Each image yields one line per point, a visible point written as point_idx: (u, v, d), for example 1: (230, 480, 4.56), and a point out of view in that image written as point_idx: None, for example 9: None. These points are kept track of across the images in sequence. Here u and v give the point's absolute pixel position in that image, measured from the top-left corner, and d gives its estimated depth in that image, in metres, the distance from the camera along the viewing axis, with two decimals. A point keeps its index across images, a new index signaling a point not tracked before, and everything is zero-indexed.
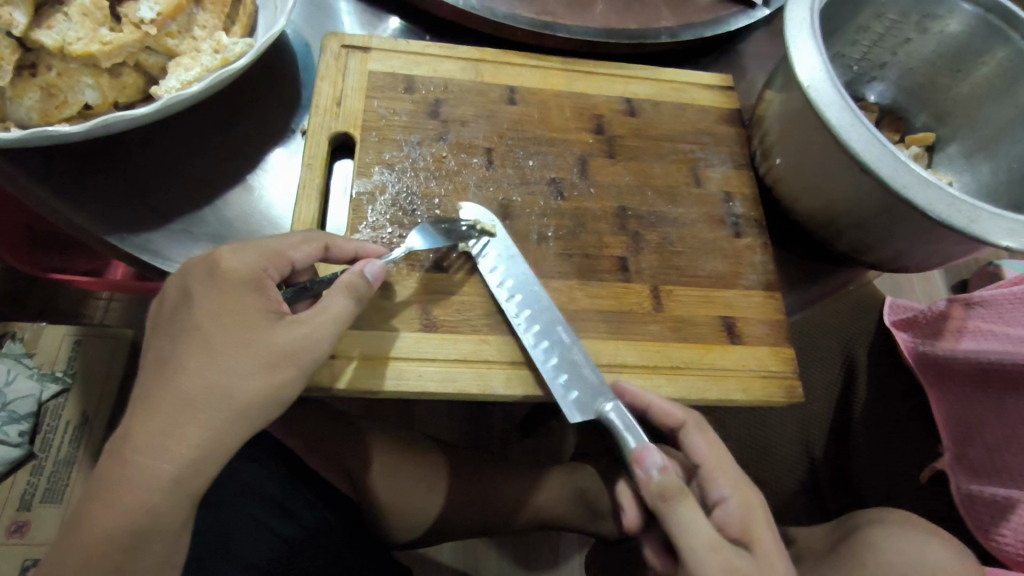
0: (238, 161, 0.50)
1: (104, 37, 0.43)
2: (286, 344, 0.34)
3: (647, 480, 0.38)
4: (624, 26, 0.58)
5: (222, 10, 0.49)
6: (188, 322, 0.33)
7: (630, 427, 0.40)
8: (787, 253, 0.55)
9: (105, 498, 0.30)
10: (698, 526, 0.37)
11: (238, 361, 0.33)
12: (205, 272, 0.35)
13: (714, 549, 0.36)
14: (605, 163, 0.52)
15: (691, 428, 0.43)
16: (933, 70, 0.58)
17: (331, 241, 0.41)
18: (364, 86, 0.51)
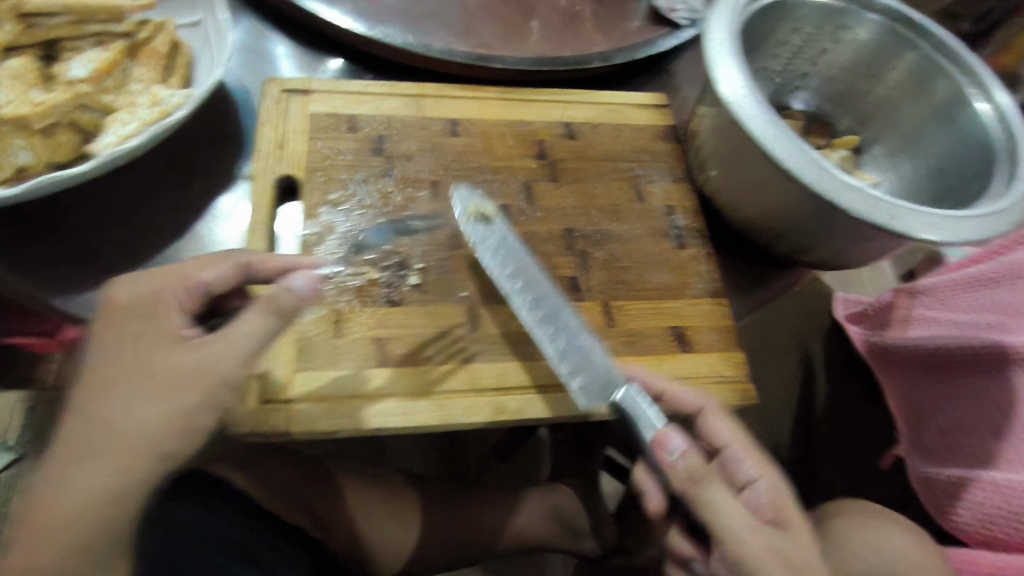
0: (183, 211, 0.50)
1: (34, 99, 0.43)
2: (208, 374, 0.33)
3: (671, 463, 0.37)
4: (558, 53, 0.60)
5: (158, 62, 0.49)
6: (97, 367, 0.33)
7: (646, 412, 0.40)
8: (730, 260, 0.57)
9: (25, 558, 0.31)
10: (729, 504, 0.37)
11: (146, 403, 0.32)
12: (144, 325, 0.34)
13: (753, 526, 0.37)
14: (549, 186, 0.53)
15: (708, 412, 0.44)
16: (851, 77, 0.61)
17: (248, 258, 0.39)
18: (307, 128, 0.52)
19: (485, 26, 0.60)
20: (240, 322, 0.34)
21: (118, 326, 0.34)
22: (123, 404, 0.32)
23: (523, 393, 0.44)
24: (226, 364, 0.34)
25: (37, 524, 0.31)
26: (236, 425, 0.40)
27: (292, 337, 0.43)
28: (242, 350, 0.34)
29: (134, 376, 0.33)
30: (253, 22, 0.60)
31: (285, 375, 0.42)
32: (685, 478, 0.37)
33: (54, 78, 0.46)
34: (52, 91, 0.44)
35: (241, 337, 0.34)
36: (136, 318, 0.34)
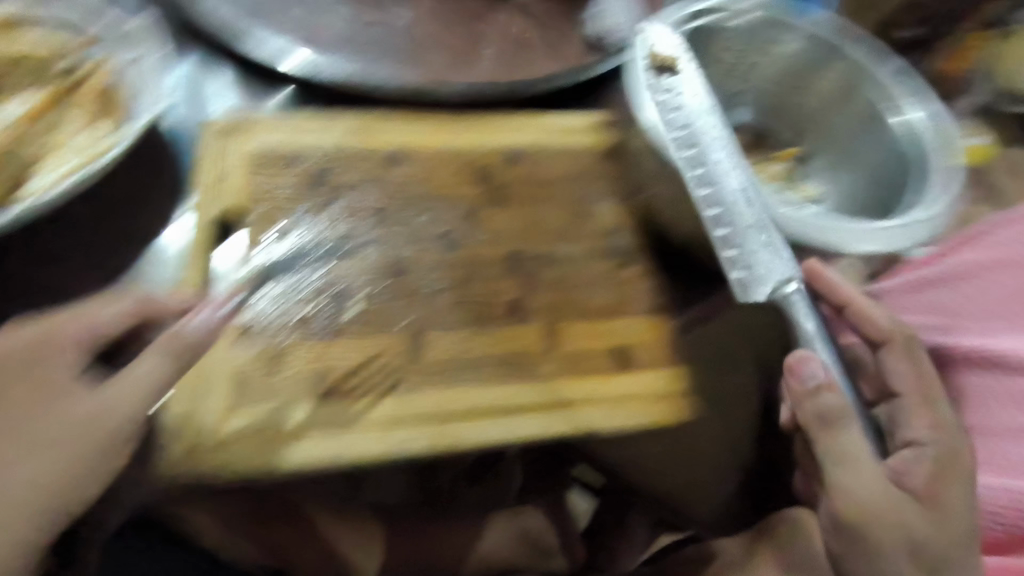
0: (121, 248, 0.50)
1: None
2: (92, 418, 0.38)
3: (811, 391, 0.44)
4: (501, 79, 0.62)
5: (89, 103, 0.49)
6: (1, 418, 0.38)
7: (806, 319, 0.47)
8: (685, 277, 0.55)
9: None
10: (865, 453, 0.44)
11: (44, 452, 0.37)
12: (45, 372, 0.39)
13: (875, 480, 0.43)
14: (493, 211, 0.54)
15: (898, 342, 0.51)
16: (785, 92, 0.63)
17: (144, 296, 0.42)
18: (247, 163, 0.52)
19: (427, 55, 0.62)
20: (134, 362, 0.39)
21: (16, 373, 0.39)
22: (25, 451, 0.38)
23: (462, 420, 0.46)
24: (114, 409, 0.38)
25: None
26: (172, 467, 0.41)
27: (230, 374, 0.44)
28: (131, 387, 0.38)
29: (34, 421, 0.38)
30: (188, 57, 0.59)
31: (221, 414, 0.43)
32: (818, 402, 0.44)
33: None
34: None
35: (136, 378, 0.38)
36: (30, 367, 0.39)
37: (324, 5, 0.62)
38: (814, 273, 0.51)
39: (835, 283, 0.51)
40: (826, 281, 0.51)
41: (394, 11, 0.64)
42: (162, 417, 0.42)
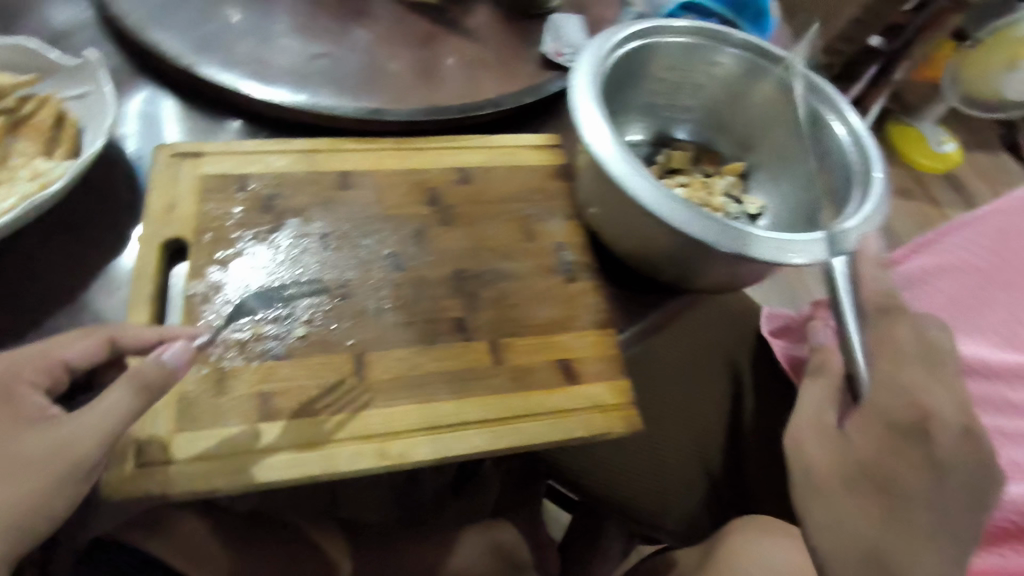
0: (68, 279, 0.50)
1: None
2: (52, 449, 0.37)
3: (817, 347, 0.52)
4: (449, 103, 0.63)
5: (40, 136, 0.51)
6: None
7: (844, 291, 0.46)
8: (630, 288, 0.57)
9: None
10: (812, 398, 0.47)
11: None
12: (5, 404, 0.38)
13: (817, 426, 0.46)
14: (440, 231, 0.55)
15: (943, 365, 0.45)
16: (727, 107, 0.65)
17: (116, 330, 0.43)
18: (196, 190, 0.53)
19: (377, 81, 0.63)
20: (100, 397, 0.38)
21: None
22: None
23: (409, 436, 0.45)
24: (71, 442, 0.37)
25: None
26: (108, 491, 0.40)
27: (174, 398, 0.43)
28: (90, 420, 0.38)
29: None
30: (152, 90, 0.61)
31: (165, 437, 0.42)
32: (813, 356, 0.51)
33: None
34: None
35: (91, 410, 0.38)
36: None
37: (275, 35, 0.64)
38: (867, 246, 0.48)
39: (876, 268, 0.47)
40: (871, 263, 0.48)
41: (343, 39, 0.66)
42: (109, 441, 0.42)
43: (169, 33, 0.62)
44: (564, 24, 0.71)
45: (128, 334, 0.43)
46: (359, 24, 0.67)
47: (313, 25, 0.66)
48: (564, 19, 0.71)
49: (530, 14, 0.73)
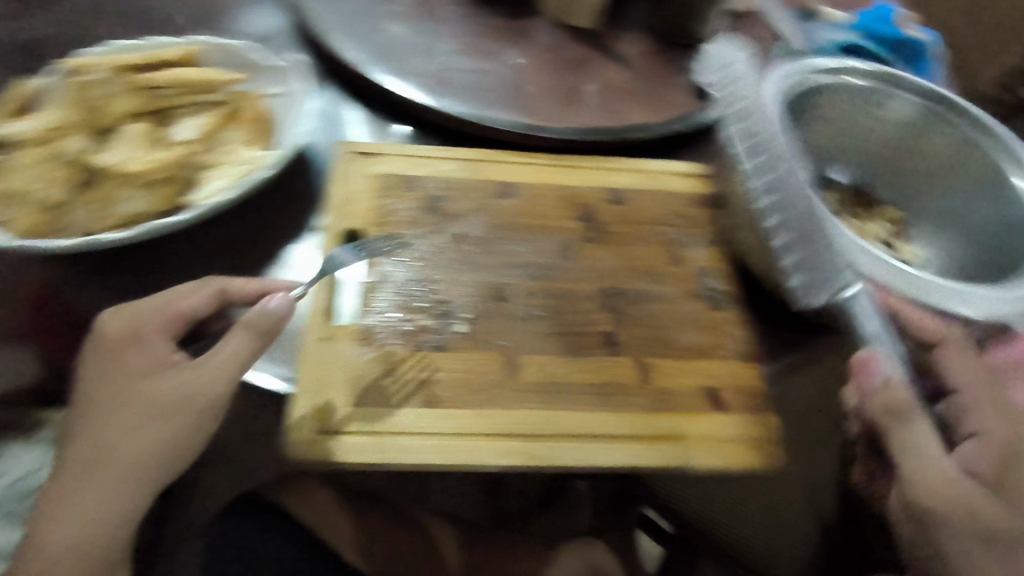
0: (257, 255, 0.54)
1: (149, 158, 0.51)
2: (179, 395, 0.43)
3: (887, 380, 0.43)
4: (604, 124, 0.65)
5: (248, 127, 0.56)
6: (91, 398, 0.43)
7: (867, 321, 0.48)
8: (784, 327, 0.55)
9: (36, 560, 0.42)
10: (931, 453, 0.42)
11: (138, 430, 0.42)
12: (139, 352, 0.44)
13: (944, 482, 0.41)
14: (589, 247, 0.57)
15: (943, 345, 0.48)
16: (892, 154, 0.64)
17: (227, 283, 0.47)
18: (373, 187, 0.58)
19: (536, 99, 0.66)
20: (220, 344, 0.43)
21: (105, 358, 0.44)
22: (112, 428, 0.42)
23: (555, 440, 0.47)
24: (198, 387, 0.43)
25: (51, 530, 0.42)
26: (291, 449, 0.45)
27: (348, 375, 0.48)
28: (217, 367, 0.43)
29: (123, 397, 0.43)
30: (332, 92, 0.67)
31: (340, 409, 0.46)
32: (889, 397, 0.43)
33: (163, 140, 0.53)
34: (162, 151, 0.52)
35: (216, 362, 0.43)
36: (109, 349, 0.44)
37: (446, 51, 0.69)
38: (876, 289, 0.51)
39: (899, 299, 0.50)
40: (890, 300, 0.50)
41: (506, 58, 0.70)
42: (290, 410, 0.46)
43: (354, 42, 0.68)
44: None
45: (236, 285, 0.47)
46: (521, 45, 0.71)
47: (480, 44, 0.71)
48: (717, 49, 0.72)
49: (684, 44, 0.75)
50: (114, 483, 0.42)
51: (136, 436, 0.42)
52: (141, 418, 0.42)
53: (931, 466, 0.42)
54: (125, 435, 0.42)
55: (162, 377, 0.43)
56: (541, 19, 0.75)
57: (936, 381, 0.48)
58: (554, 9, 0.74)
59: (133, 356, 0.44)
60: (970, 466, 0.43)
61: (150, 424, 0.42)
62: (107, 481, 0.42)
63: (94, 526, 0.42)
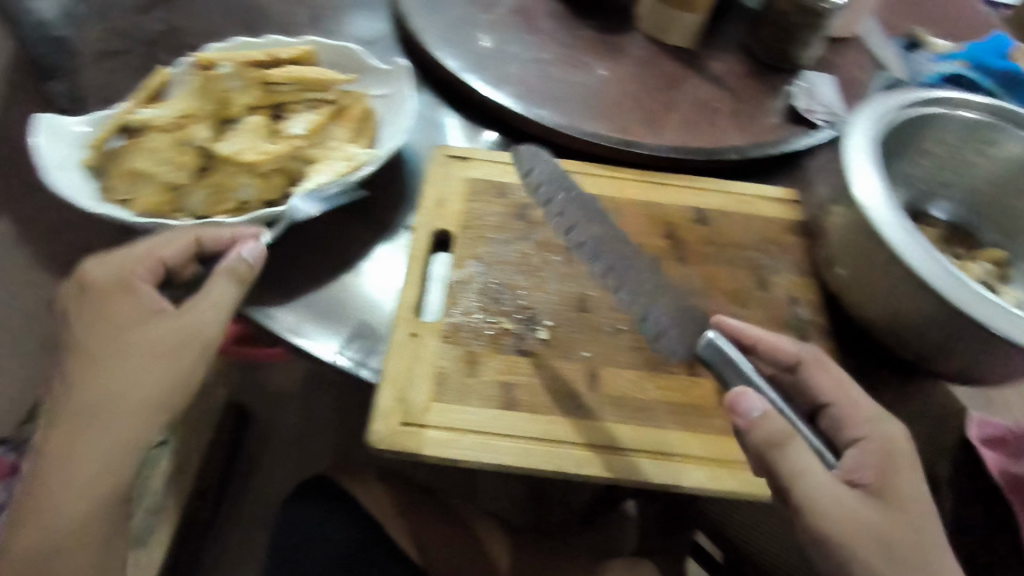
0: (351, 247, 0.57)
1: (263, 149, 0.54)
2: (172, 339, 0.45)
3: (754, 422, 0.40)
4: (696, 145, 0.65)
5: (352, 126, 0.59)
6: (75, 350, 0.45)
7: (742, 363, 0.43)
8: (871, 361, 0.55)
9: (40, 513, 0.44)
10: (813, 472, 0.40)
11: (132, 371, 0.44)
12: (120, 305, 0.46)
13: (836, 500, 0.40)
14: (673, 265, 0.57)
15: (809, 363, 0.48)
16: (1001, 192, 0.61)
17: (203, 232, 0.49)
18: (465, 190, 0.59)
19: (627, 114, 0.67)
20: (206, 290, 0.46)
21: (82, 313, 0.46)
22: (97, 377, 0.44)
23: (632, 455, 0.47)
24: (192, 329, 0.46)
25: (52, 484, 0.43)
26: (375, 440, 0.46)
27: (432, 370, 0.49)
28: (208, 309, 0.46)
29: (106, 348, 0.44)
30: (428, 95, 0.69)
31: (424, 403, 0.48)
32: (768, 430, 0.40)
33: (278, 133, 0.57)
34: (276, 143, 0.56)
35: (205, 306, 0.46)
36: (87, 304, 0.46)
37: (541, 62, 0.70)
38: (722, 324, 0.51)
39: (740, 327, 0.50)
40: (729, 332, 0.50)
41: (599, 73, 0.71)
42: (376, 399, 0.48)
43: (453, 47, 0.70)
44: (818, 85, 0.71)
45: (211, 234, 0.49)
46: (615, 59, 0.72)
47: (573, 57, 0.72)
48: (817, 77, 0.72)
49: (780, 68, 0.74)
50: (111, 430, 0.44)
51: (122, 384, 0.44)
52: (125, 368, 0.44)
53: (815, 485, 0.40)
54: (109, 385, 0.44)
55: (140, 326, 0.45)
56: (636, 34, 0.76)
57: (801, 397, 0.49)
58: (650, 27, 0.75)
59: (111, 307, 0.46)
60: (851, 473, 0.43)
61: (133, 370, 0.44)
62: (105, 429, 0.44)
63: (90, 478, 0.44)
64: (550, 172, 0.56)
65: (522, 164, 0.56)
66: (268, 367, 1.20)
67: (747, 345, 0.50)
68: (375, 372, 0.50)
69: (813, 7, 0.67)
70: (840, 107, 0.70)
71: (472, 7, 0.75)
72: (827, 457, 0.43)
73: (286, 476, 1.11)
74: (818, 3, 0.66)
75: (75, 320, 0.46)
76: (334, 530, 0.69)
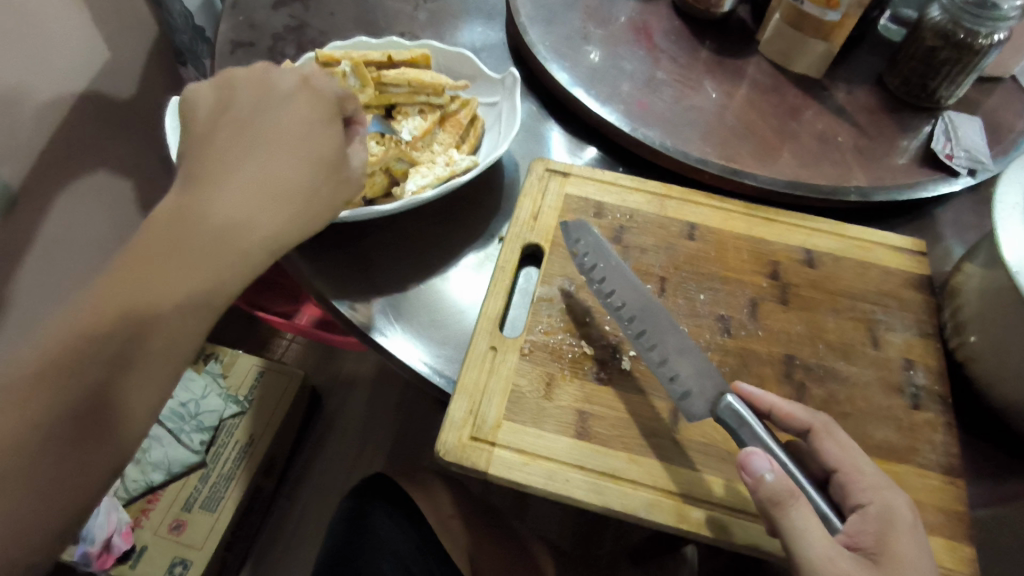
0: (442, 253, 0.57)
1: (373, 152, 0.55)
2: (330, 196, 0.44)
3: (758, 480, 0.37)
4: (813, 181, 0.61)
5: (456, 131, 0.60)
6: (207, 166, 0.40)
7: (753, 424, 0.41)
8: (992, 445, 0.49)
9: (93, 329, 0.34)
10: (815, 531, 0.36)
11: (281, 206, 0.41)
12: (313, 129, 0.44)
13: (832, 559, 0.35)
14: (776, 308, 0.53)
15: (820, 432, 0.43)
16: None
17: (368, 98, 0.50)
18: (561, 207, 0.58)
19: (740, 142, 0.63)
20: (356, 157, 0.48)
21: (206, 140, 0.42)
22: (206, 199, 0.39)
23: (707, 508, 0.44)
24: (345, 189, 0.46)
25: (121, 310, 0.35)
26: (445, 450, 0.45)
27: (508, 387, 0.48)
28: (357, 170, 0.47)
29: (220, 182, 0.40)
30: (535, 106, 0.69)
31: (495, 420, 0.46)
32: (773, 497, 0.37)
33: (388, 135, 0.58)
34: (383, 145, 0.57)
35: (358, 167, 0.48)
36: (221, 131, 0.42)
37: (654, 82, 0.68)
38: (739, 392, 0.45)
39: (754, 392, 0.45)
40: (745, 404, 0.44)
41: (715, 97, 0.67)
42: (449, 409, 0.47)
43: (565, 58, 0.69)
44: (961, 126, 0.64)
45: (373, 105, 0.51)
46: (733, 84, 0.69)
47: (689, 78, 0.69)
48: (961, 119, 0.65)
49: (918, 107, 0.68)
50: (223, 255, 0.38)
51: (238, 208, 0.39)
52: (278, 199, 0.41)
53: (813, 548, 0.35)
54: (249, 206, 0.40)
55: (274, 162, 0.42)
56: (757, 59, 0.72)
57: (813, 466, 0.44)
58: (775, 52, 0.70)
59: (254, 135, 0.42)
60: (850, 537, 0.39)
61: (265, 203, 0.40)
62: (219, 250, 0.38)
63: (176, 311, 0.36)
64: (596, 246, 0.52)
65: (569, 236, 0.53)
66: (344, 353, 1.24)
67: (760, 412, 0.45)
68: (450, 381, 0.50)
69: (970, 43, 0.59)
70: (984, 152, 0.63)
71: (588, 20, 0.74)
72: (831, 521, 0.39)
73: (346, 464, 1.13)
74: (975, 39, 0.59)
75: (199, 142, 0.42)
76: (391, 538, 0.67)
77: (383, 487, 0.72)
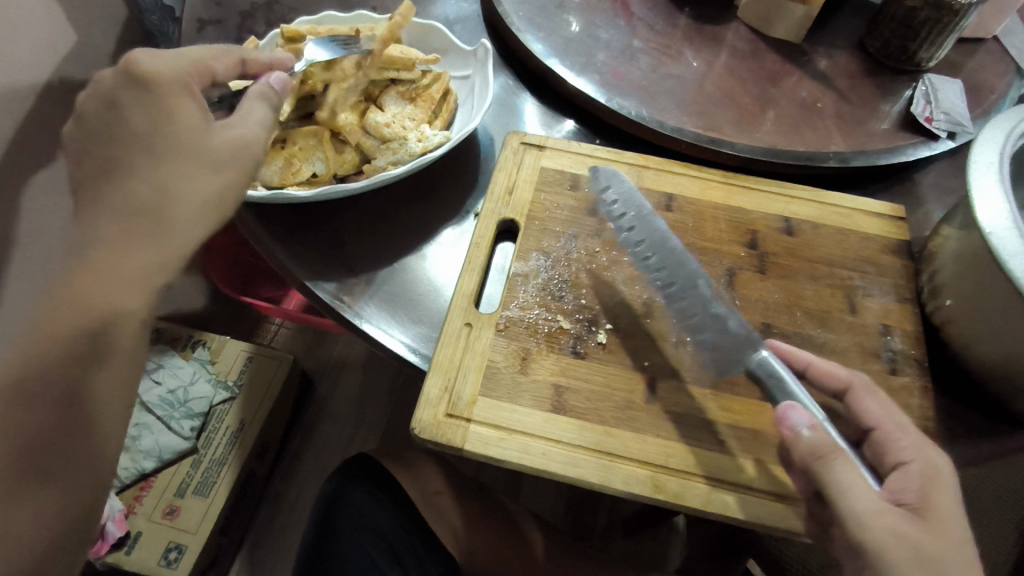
0: (415, 233, 0.56)
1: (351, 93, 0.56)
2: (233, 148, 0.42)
3: (794, 436, 0.38)
4: (791, 148, 0.60)
5: (429, 106, 0.58)
6: (128, 159, 0.39)
7: (797, 388, 0.41)
8: (970, 409, 0.49)
9: (71, 330, 0.35)
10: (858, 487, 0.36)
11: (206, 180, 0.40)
12: (185, 106, 0.40)
13: (880, 511, 0.36)
14: (754, 277, 0.52)
15: (859, 389, 0.43)
16: None
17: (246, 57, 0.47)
18: (535, 179, 0.57)
19: (719, 110, 0.62)
20: (248, 108, 0.44)
21: (113, 129, 0.39)
22: (161, 190, 0.39)
23: (684, 478, 0.44)
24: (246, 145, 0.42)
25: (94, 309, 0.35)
26: (420, 428, 0.45)
27: (483, 363, 0.48)
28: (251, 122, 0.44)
29: (161, 173, 0.39)
30: (507, 79, 0.68)
31: (471, 397, 0.46)
32: (812, 453, 0.37)
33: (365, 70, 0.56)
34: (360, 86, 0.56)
35: (253, 120, 0.44)
36: (115, 100, 0.39)
37: (631, 51, 0.67)
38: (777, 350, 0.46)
39: (791, 350, 0.45)
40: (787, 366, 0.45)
41: (695, 66, 0.66)
42: (424, 388, 0.46)
43: (540, 27, 0.68)
44: (942, 87, 0.64)
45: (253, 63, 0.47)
46: (713, 52, 0.68)
47: (668, 47, 0.68)
48: (942, 80, 0.64)
49: (899, 70, 0.67)
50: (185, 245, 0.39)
51: (194, 190, 0.39)
52: (208, 184, 0.40)
53: (859, 502, 0.36)
54: (196, 193, 0.39)
55: (198, 142, 0.40)
56: (736, 26, 0.70)
57: (852, 424, 0.44)
58: (753, 18, 0.69)
59: (149, 102, 0.39)
60: (894, 494, 0.39)
61: (204, 187, 0.40)
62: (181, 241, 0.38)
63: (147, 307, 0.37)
64: (626, 195, 0.54)
65: (599, 183, 0.55)
66: (332, 338, 1.24)
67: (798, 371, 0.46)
68: (426, 359, 0.49)
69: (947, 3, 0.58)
70: (965, 113, 0.62)
71: None
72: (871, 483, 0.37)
73: (340, 445, 1.13)
74: None
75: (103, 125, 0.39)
76: (376, 519, 0.69)
77: (367, 467, 0.72)
